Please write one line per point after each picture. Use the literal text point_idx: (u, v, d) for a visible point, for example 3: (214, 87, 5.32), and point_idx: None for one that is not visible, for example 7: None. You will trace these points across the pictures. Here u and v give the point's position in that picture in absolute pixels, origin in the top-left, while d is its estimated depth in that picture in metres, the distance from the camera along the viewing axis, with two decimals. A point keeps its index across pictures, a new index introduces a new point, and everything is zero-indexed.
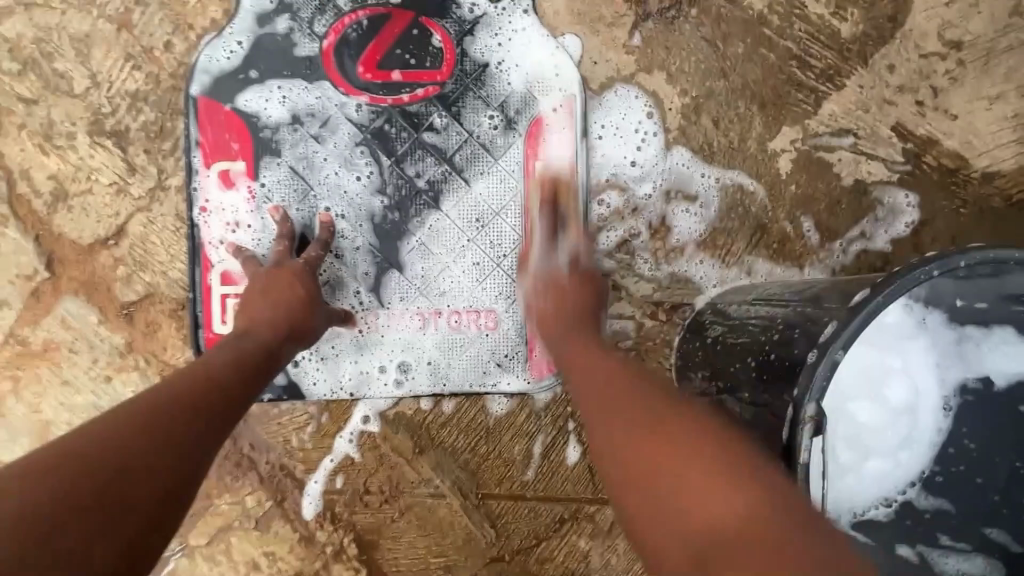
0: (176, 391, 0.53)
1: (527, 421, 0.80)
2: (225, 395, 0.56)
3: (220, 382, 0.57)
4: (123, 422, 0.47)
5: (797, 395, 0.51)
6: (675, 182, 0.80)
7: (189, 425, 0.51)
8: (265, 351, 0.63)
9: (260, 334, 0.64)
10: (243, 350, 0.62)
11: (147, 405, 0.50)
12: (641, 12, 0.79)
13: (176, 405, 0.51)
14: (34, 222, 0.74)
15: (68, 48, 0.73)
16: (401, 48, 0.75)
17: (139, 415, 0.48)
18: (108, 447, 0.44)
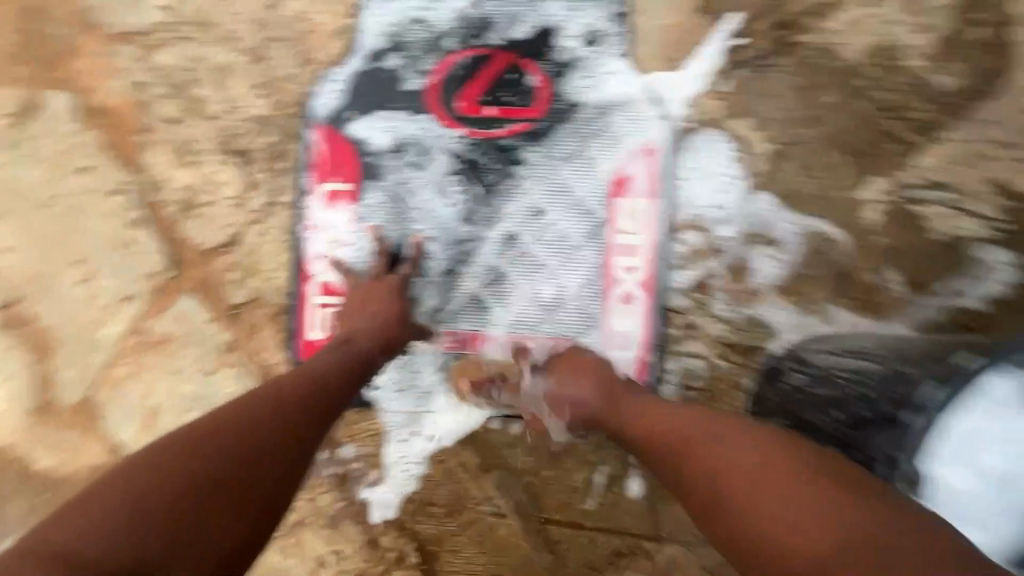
0: (291, 390, 0.59)
1: (590, 450, 0.81)
2: (328, 395, 0.62)
3: (329, 383, 0.63)
4: (242, 417, 0.53)
5: (902, 462, 0.52)
6: (757, 226, 0.80)
7: (297, 421, 0.57)
8: (363, 359, 0.69)
9: (361, 341, 0.70)
10: (345, 357, 0.68)
11: (269, 404, 0.56)
12: (732, 60, 0.81)
13: (286, 403, 0.57)
14: (165, 227, 0.84)
15: (209, 76, 0.83)
16: (499, 86, 0.81)
17: (262, 411, 0.55)
18: (240, 435, 0.51)
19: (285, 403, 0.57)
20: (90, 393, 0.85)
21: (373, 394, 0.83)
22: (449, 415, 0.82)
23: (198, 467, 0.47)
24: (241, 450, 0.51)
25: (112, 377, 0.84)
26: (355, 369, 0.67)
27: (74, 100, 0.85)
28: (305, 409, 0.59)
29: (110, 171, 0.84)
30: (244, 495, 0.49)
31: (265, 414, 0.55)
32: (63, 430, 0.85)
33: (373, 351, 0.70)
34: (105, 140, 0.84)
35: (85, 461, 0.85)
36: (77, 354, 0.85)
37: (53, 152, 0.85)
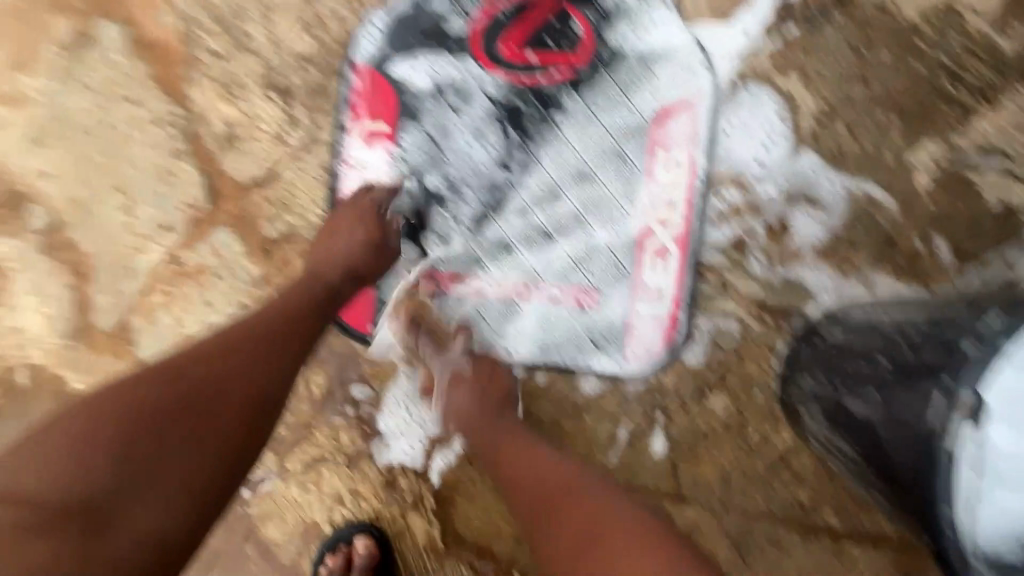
0: (247, 330, 0.62)
1: (615, 405, 0.81)
2: (295, 335, 0.65)
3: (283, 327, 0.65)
4: (199, 360, 0.56)
5: (950, 383, 0.47)
6: (799, 186, 0.78)
7: (259, 356, 0.60)
8: (324, 286, 0.71)
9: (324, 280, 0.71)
10: (314, 290, 0.70)
11: (227, 351, 0.58)
12: (783, 14, 0.78)
13: (248, 341, 0.60)
14: (204, 159, 0.85)
15: (255, 12, 0.84)
16: (543, 31, 0.80)
17: (224, 353, 0.58)
18: (196, 380, 0.55)
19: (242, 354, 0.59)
20: (125, 318, 0.86)
21: (397, 340, 0.82)
22: (471, 361, 0.82)
23: (157, 416, 0.52)
24: (194, 398, 0.54)
25: (146, 305, 0.86)
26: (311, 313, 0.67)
27: (124, 30, 0.86)
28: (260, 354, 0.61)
29: (155, 101, 0.86)
30: (207, 430, 0.54)
31: (216, 368, 0.57)
32: (97, 353, 0.87)
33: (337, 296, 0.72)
34: (151, 72, 0.86)
35: (116, 384, 0.87)
36: (114, 279, 0.87)
37: (101, 81, 0.86)
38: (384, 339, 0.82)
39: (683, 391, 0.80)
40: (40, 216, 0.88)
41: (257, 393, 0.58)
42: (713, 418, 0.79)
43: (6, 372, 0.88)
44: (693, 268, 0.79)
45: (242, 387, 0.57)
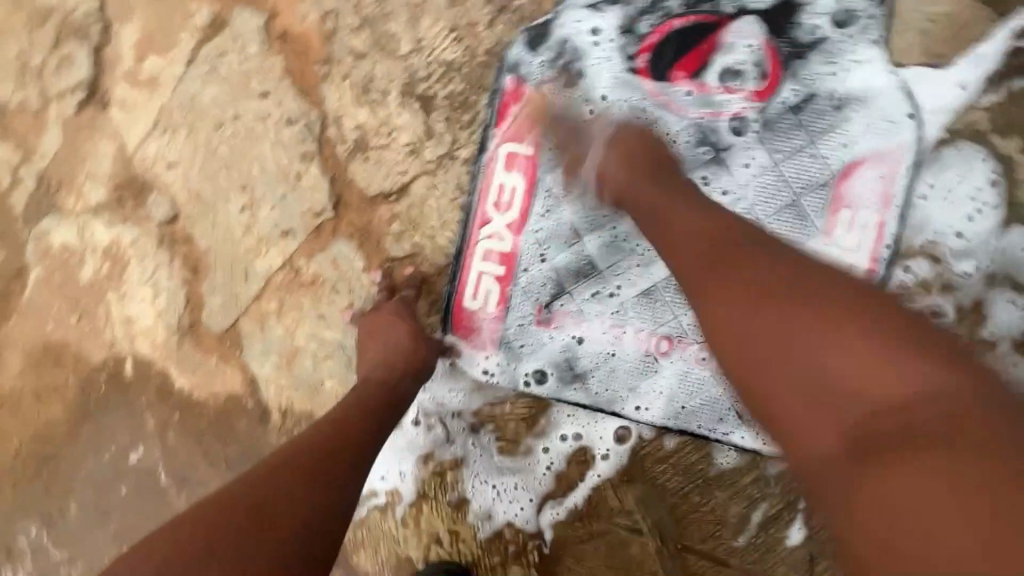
0: (335, 419, 0.61)
1: (750, 485, 0.73)
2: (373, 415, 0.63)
3: (303, 450, 0.57)
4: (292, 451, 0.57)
5: None
6: (1006, 266, 0.67)
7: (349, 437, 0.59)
8: (386, 387, 0.67)
9: (352, 422, 0.61)
10: (367, 391, 0.66)
11: (313, 439, 0.58)
12: (1013, 65, 0.67)
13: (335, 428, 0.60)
14: (333, 165, 0.80)
15: (403, 12, 0.78)
16: (722, 60, 0.71)
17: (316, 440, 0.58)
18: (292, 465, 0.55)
19: (244, 503, 0.52)
20: (236, 322, 0.83)
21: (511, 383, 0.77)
22: (594, 414, 0.75)
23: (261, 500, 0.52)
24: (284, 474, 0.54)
25: (259, 310, 0.83)
26: (328, 495, 0.54)
27: (264, 20, 0.82)
28: (274, 502, 0.52)
29: (288, 99, 0.81)
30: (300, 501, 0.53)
31: (295, 454, 0.56)
32: (205, 352, 0.84)
33: (389, 402, 0.65)
34: (288, 67, 0.81)
35: (222, 387, 0.84)
36: (229, 280, 0.83)
37: (236, 71, 0.82)
38: (500, 378, 0.77)
39: None
40: (161, 206, 0.85)
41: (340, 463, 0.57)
42: None
43: (114, 360, 0.87)
44: None
45: (328, 461, 0.56)
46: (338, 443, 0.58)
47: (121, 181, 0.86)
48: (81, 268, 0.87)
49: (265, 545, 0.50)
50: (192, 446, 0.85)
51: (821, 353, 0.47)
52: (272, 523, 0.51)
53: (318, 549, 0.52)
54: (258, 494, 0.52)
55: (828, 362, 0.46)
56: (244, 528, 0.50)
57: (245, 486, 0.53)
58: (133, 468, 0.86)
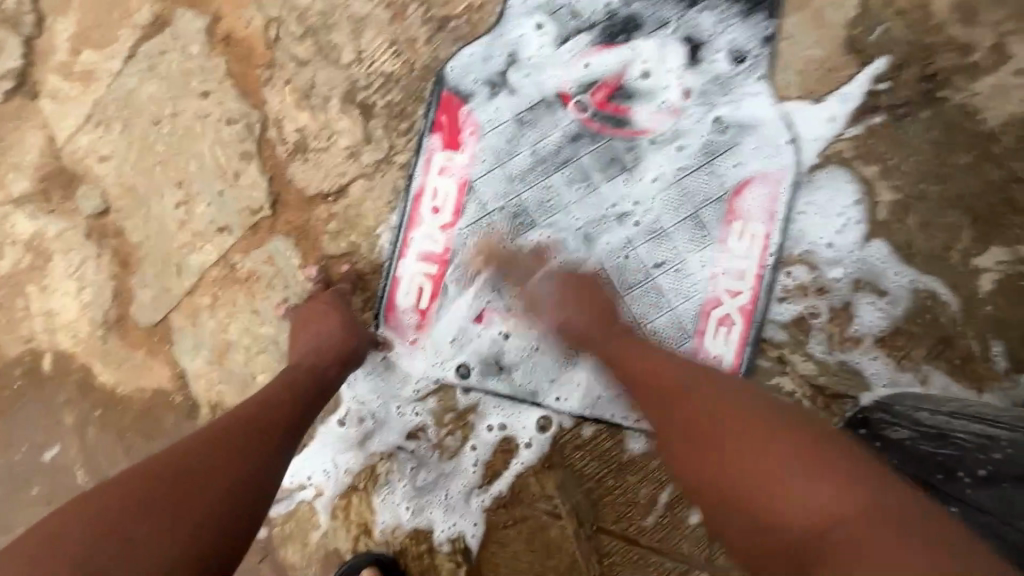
0: (282, 382, 0.67)
1: (658, 468, 0.79)
2: (315, 387, 0.68)
3: (258, 411, 0.62)
4: (249, 404, 0.63)
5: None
6: (867, 274, 0.79)
7: (296, 400, 0.65)
8: (314, 375, 0.69)
9: (283, 398, 0.65)
10: (295, 377, 0.68)
11: (267, 397, 0.64)
12: (871, 104, 0.80)
13: (287, 392, 0.66)
14: (272, 165, 0.83)
15: (346, 24, 0.83)
16: (634, 88, 0.80)
17: (269, 397, 0.64)
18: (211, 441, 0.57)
19: (164, 476, 0.53)
20: (166, 316, 0.83)
21: (440, 377, 0.81)
22: (517, 404, 0.80)
23: (191, 460, 0.55)
24: (197, 452, 0.56)
25: (191, 305, 0.83)
26: (247, 474, 0.56)
27: (207, 23, 0.84)
28: (197, 474, 0.54)
29: (229, 99, 0.83)
30: (214, 477, 0.54)
31: (248, 408, 0.62)
32: (132, 346, 0.84)
33: (315, 384, 0.68)
34: (230, 69, 0.84)
35: (149, 382, 0.83)
36: (161, 275, 0.83)
37: (175, 70, 0.84)
38: (430, 372, 0.81)
39: None
40: (91, 199, 0.84)
41: (292, 427, 0.63)
42: None
43: (31, 354, 0.84)
44: (754, 341, 0.79)
45: (279, 416, 0.62)
46: (271, 414, 0.62)
47: (48, 172, 0.85)
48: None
49: (199, 495, 0.53)
50: (114, 443, 0.83)
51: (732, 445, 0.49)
52: (179, 505, 0.52)
53: (220, 535, 0.53)
54: (170, 472, 0.53)
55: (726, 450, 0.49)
56: (153, 511, 0.51)
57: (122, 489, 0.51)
58: (46, 467, 0.84)
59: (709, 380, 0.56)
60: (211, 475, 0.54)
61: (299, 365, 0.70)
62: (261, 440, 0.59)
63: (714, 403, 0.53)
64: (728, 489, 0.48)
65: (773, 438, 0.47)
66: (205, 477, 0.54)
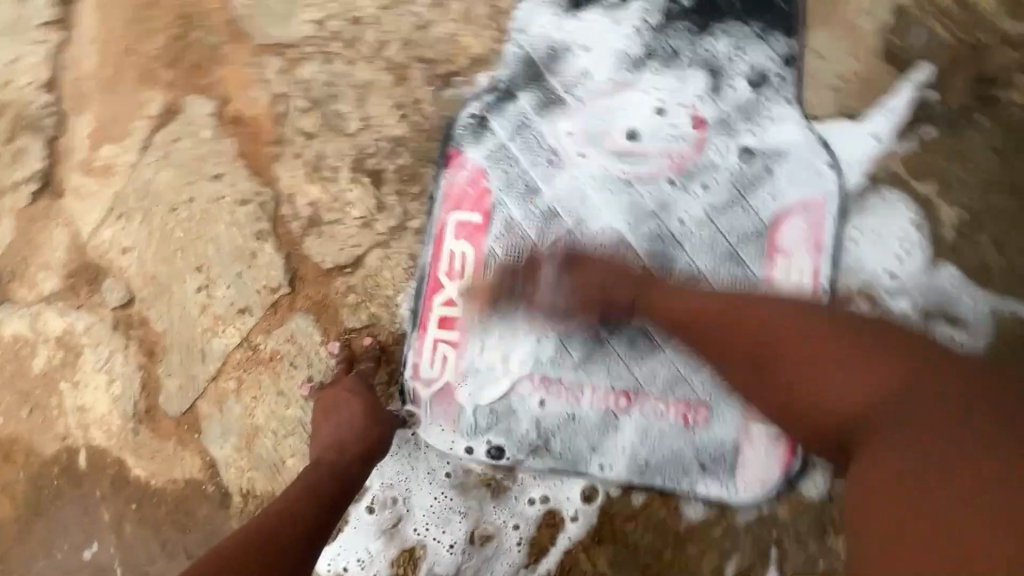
0: (305, 487, 0.64)
1: (721, 536, 0.72)
2: (336, 489, 0.66)
3: (278, 523, 0.59)
4: (269, 515, 0.60)
5: None
6: (938, 303, 0.70)
7: (317, 507, 0.63)
8: (335, 477, 0.67)
9: (304, 506, 0.62)
10: (317, 481, 0.66)
11: (288, 505, 0.61)
12: (920, 115, 0.72)
13: (308, 498, 0.63)
14: (287, 241, 0.81)
15: (351, 92, 0.81)
16: (651, 125, 0.75)
17: (289, 505, 0.62)
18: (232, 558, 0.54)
19: None
20: (193, 404, 0.82)
21: (472, 451, 0.76)
22: (558, 474, 0.75)
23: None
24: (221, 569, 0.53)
25: (216, 390, 0.82)
26: None
27: (216, 106, 0.84)
28: None
29: (241, 180, 0.83)
30: None
31: (268, 520, 0.59)
32: (162, 437, 0.82)
33: (338, 485, 0.66)
34: (240, 149, 0.83)
35: (180, 473, 0.82)
36: (186, 362, 0.82)
37: (189, 156, 0.84)
38: (461, 446, 0.76)
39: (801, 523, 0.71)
40: (115, 291, 0.85)
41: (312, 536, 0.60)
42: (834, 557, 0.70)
43: (67, 452, 0.84)
44: None
45: (298, 526, 0.59)
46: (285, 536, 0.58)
47: (75, 268, 0.86)
48: (33, 359, 0.86)
49: None
50: (151, 538, 0.82)
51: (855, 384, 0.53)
52: None
53: None
54: None
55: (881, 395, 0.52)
56: None
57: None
58: (86, 566, 0.83)
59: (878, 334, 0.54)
60: None
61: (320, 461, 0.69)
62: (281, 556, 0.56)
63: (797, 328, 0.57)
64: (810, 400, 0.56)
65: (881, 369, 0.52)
66: None
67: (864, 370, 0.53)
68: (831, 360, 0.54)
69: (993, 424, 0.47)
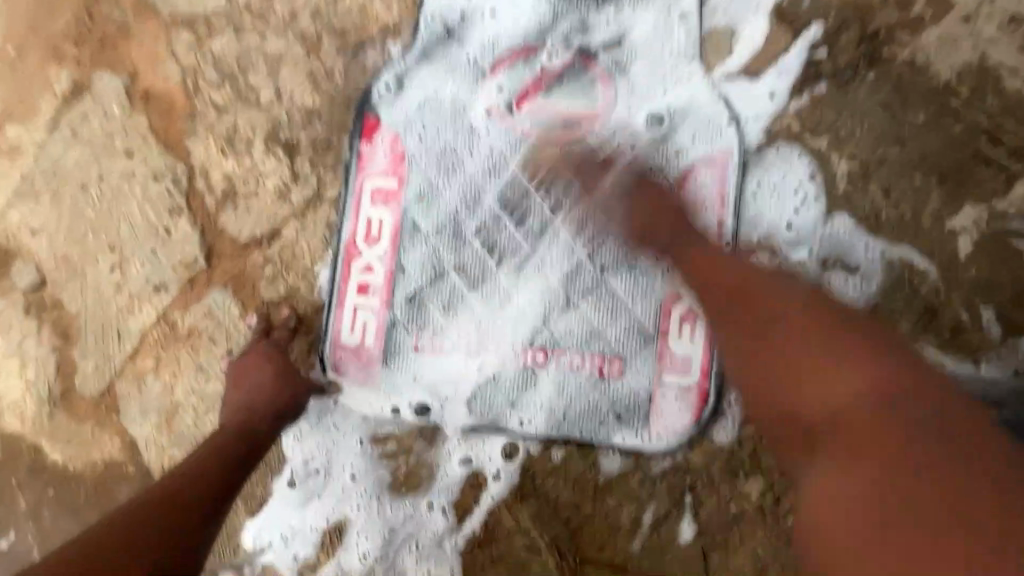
0: (207, 448, 0.67)
1: (638, 485, 0.74)
2: (245, 443, 0.69)
3: (179, 483, 0.62)
4: (170, 479, 0.62)
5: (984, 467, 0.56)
6: (834, 251, 0.74)
7: (226, 463, 0.66)
8: (244, 439, 0.69)
9: (211, 465, 0.65)
10: (221, 446, 0.68)
11: (194, 468, 0.64)
12: (813, 72, 0.75)
13: (219, 456, 0.66)
14: (203, 216, 0.81)
15: (262, 64, 0.81)
16: (559, 87, 0.77)
17: (194, 465, 0.65)
18: (131, 518, 0.57)
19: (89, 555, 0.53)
20: (110, 384, 0.80)
21: (395, 416, 0.77)
22: (479, 434, 0.76)
23: (116, 537, 0.54)
24: (123, 528, 0.55)
25: (134, 369, 0.80)
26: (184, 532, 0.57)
27: (125, 82, 0.83)
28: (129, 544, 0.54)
29: (153, 156, 0.82)
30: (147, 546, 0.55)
31: (164, 487, 0.61)
32: (79, 420, 0.81)
33: (246, 440, 0.69)
34: (151, 124, 0.82)
35: (99, 455, 0.80)
36: (102, 342, 0.81)
37: (98, 133, 0.83)
38: (383, 411, 0.77)
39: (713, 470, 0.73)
40: (25, 274, 0.82)
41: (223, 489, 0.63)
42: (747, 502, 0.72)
43: None
44: None
45: (202, 485, 0.62)
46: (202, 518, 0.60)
47: None
48: None
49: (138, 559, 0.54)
50: (71, 523, 0.80)
51: (820, 399, 0.54)
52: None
53: None
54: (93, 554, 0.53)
55: (877, 428, 0.50)
56: None
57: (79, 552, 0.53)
58: (5, 554, 0.81)
59: (863, 346, 0.55)
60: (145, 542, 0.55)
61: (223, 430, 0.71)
62: (196, 505, 0.60)
63: (795, 319, 0.59)
64: (774, 387, 0.58)
65: (851, 369, 0.54)
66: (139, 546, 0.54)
67: (838, 373, 0.54)
68: (796, 371, 0.56)
69: (933, 454, 0.47)
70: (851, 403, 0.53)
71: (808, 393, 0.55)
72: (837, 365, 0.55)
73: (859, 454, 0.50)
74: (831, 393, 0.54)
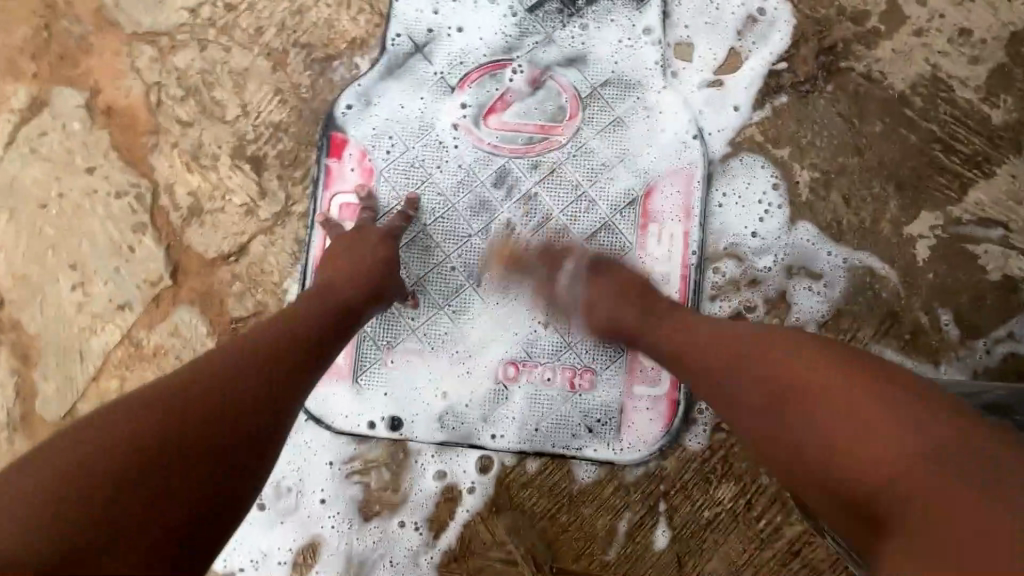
0: (251, 344, 0.52)
1: (613, 494, 0.74)
2: (299, 364, 0.54)
3: (259, 346, 0.52)
4: (183, 376, 0.46)
5: None
6: (799, 258, 0.75)
7: (260, 366, 0.50)
8: (303, 343, 0.55)
9: (240, 364, 0.49)
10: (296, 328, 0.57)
11: (207, 378, 0.47)
12: (773, 85, 0.77)
13: (245, 370, 0.49)
14: (168, 232, 0.79)
15: (228, 79, 0.80)
16: (526, 102, 0.78)
17: (235, 357, 0.50)
18: (176, 400, 0.44)
19: (122, 426, 0.42)
20: (73, 407, 0.78)
21: (373, 431, 0.76)
22: (453, 448, 0.75)
23: (146, 430, 0.42)
24: (171, 411, 0.44)
25: (97, 391, 0.78)
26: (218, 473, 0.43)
27: (86, 97, 0.81)
28: (163, 438, 0.42)
29: (116, 172, 0.80)
30: (190, 457, 0.43)
31: (217, 357, 0.49)
32: (40, 445, 0.78)
33: (304, 337, 0.56)
34: (114, 140, 0.81)
35: None
36: (63, 364, 0.79)
37: (58, 149, 0.81)
38: (355, 428, 0.76)
39: (686, 476, 0.73)
40: None
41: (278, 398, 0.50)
42: (720, 507, 0.72)
43: None
44: None
45: (258, 381, 0.49)
46: (228, 438, 0.45)
47: None
48: None
49: (164, 492, 0.41)
50: None
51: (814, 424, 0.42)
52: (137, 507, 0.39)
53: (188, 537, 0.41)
54: (128, 436, 0.41)
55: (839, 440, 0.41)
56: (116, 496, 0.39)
57: (107, 425, 0.42)
58: None
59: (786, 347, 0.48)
60: (188, 446, 0.43)
61: (238, 341, 0.52)
62: (212, 451, 0.44)
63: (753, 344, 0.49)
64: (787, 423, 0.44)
65: (841, 396, 0.42)
66: (185, 431, 0.43)
67: (823, 409, 0.43)
68: (789, 411, 0.44)
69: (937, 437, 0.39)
70: (823, 421, 0.42)
71: (809, 415, 0.43)
72: (802, 373, 0.45)
73: (849, 452, 0.40)
74: (819, 417, 0.43)
